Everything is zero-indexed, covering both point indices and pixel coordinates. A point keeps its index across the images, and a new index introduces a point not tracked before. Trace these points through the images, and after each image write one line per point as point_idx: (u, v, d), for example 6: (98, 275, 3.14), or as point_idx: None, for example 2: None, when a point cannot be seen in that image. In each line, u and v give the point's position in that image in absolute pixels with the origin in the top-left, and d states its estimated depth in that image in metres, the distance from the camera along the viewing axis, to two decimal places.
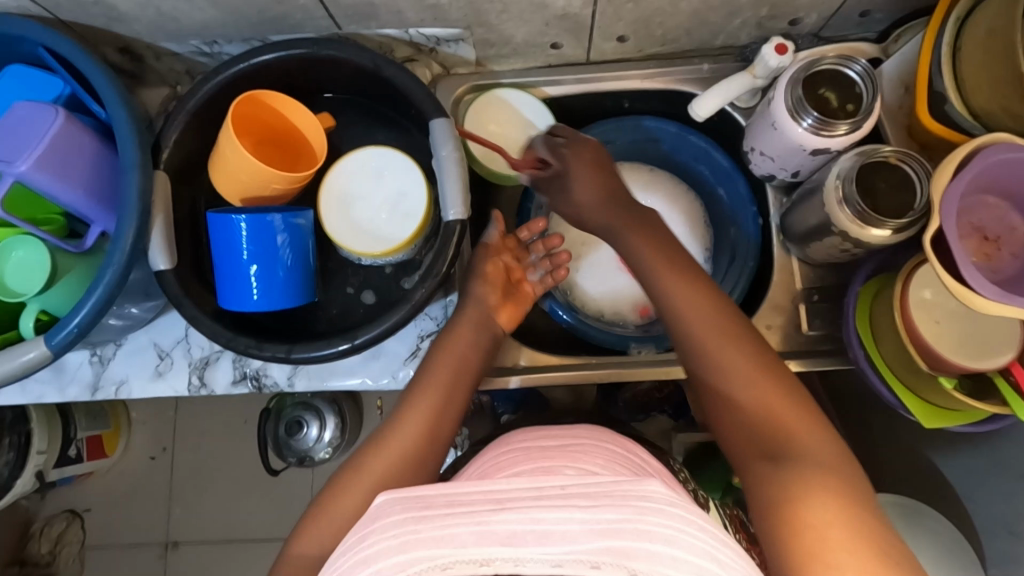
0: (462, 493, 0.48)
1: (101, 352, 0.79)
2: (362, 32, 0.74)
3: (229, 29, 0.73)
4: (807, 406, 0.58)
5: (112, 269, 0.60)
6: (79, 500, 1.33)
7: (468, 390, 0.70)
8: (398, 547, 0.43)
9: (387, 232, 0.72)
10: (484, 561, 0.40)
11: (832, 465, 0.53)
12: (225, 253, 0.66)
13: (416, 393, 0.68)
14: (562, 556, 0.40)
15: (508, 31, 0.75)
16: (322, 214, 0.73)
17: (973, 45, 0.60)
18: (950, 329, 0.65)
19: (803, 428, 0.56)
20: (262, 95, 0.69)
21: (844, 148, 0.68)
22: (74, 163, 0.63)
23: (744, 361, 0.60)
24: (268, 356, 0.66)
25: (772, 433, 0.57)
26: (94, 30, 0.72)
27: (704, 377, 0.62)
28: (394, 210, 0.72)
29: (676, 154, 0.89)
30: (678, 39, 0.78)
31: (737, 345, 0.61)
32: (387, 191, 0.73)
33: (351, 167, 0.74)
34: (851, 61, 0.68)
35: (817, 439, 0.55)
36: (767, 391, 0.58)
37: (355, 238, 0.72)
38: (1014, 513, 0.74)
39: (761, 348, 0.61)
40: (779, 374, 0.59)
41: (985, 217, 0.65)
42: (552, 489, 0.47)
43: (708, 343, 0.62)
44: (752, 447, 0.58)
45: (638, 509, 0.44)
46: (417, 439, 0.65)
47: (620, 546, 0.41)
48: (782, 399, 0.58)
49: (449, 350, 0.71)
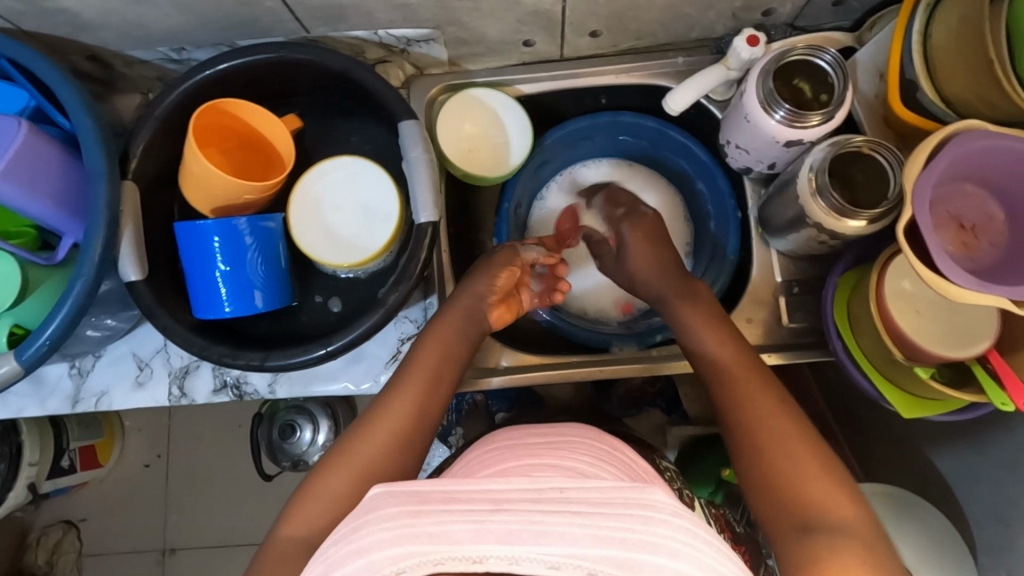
0: (458, 489, 0.47)
1: (81, 364, 0.79)
2: (331, 34, 0.74)
3: (196, 34, 0.72)
4: (845, 477, 0.55)
5: (81, 282, 0.59)
6: (75, 510, 1.33)
7: (451, 383, 0.68)
8: (393, 540, 0.44)
9: (368, 239, 0.72)
10: (477, 558, 0.42)
11: (864, 535, 0.51)
12: (195, 261, 0.66)
13: (397, 391, 0.65)
14: (560, 558, 0.41)
15: (479, 29, 0.74)
16: (292, 228, 0.72)
17: (943, 32, 0.60)
18: (928, 319, 0.65)
19: (833, 491, 0.54)
20: (226, 104, 0.69)
21: (818, 139, 0.67)
22: (40, 174, 0.62)
23: (776, 418, 0.59)
24: (243, 365, 0.66)
25: (800, 493, 0.54)
26: (58, 39, 0.71)
27: (737, 435, 0.60)
28: (368, 220, 0.73)
29: (655, 148, 0.89)
30: (652, 32, 0.78)
31: (774, 402, 0.60)
32: (350, 205, 0.73)
33: (319, 175, 0.73)
34: (821, 50, 0.67)
35: (857, 514, 0.53)
36: (798, 448, 0.57)
37: (330, 251, 0.72)
38: (1002, 501, 0.74)
39: (794, 407, 0.60)
40: (816, 439, 0.57)
41: (962, 205, 0.65)
42: (550, 493, 0.45)
43: (746, 399, 0.61)
44: (779, 506, 0.55)
45: (640, 518, 0.44)
46: (401, 428, 0.63)
47: (621, 556, 0.41)
48: (819, 465, 0.55)
49: (433, 352, 0.68)
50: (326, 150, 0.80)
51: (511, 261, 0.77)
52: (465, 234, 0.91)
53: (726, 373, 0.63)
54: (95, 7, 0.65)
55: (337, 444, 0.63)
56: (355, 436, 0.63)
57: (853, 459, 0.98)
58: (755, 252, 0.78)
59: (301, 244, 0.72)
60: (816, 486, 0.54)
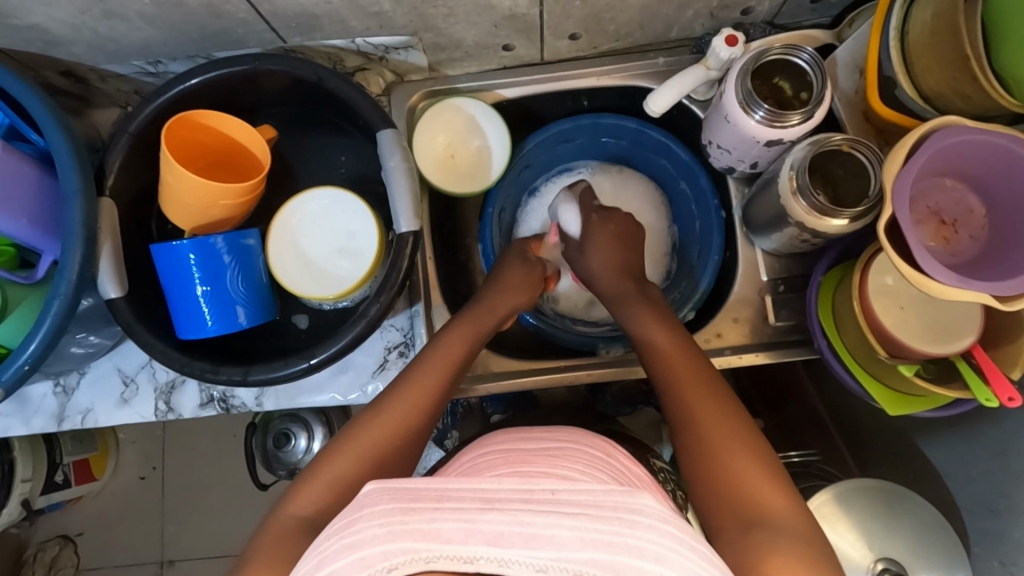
0: (451, 487, 0.47)
1: (66, 381, 0.78)
2: (308, 44, 0.73)
3: (170, 47, 0.71)
4: (786, 479, 0.55)
5: (59, 301, 0.59)
6: (71, 524, 1.32)
7: (457, 384, 0.68)
8: (384, 536, 0.43)
9: (345, 272, 0.72)
10: (467, 559, 0.41)
11: (800, 530, 0.51)
12: (174, 281, 0.66)
13: (407, 385, 0.64)
14: (547, 561, 0.41)
15: (456, 34, 0.73)
16: (274, 265, 0.72)
17: (920, 27, 0.60)
18: (913, 314, 0.66)
19: (771, 491, 0.53)
20: (193, 116, 0.68)
21: (798, 137, 0.67)
22: (16, 194, 0.62)
23: (718, 416, 0.59)
24: (225, 380, 0.65)
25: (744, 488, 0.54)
26: (30, 56, 0.70)
27: (683, 431, 0.59)
28: (352, 257, 0.73)
29: (638, 148, 0.89)
30: (631, 33, 0.77)
31: (718, 399, 0.60)
32: (328, 235, 0.73)
33: (298, 209, 0.73)
34: (798, 49, 0.66)
35: (792, 513, 0.52)
36: (740, 446, 0.56)
37: (314, 285, 0.72)
38: (994, 489, 0.74)
39: (733, 406, 0.60)
40: (760, 440, 0.57)
41: (940, 199, 0.65)
42: (541, 494, 0.46)
43: (689, 408, 0.60)
44: (727, 501, 0.54)
45: (628, 522, 0.44)
46: (415, 413, 0.62)
47: (606, 559, 0.41)
48: (763, 471, 0.54)
49: (440, 363, 0.66)
50: (307, 159, 0.80)
51: (519, 276, 0.78)
52: (450, 240, 0.91)
53: (671, 384, 0.63)
54: (65, 23, 0.65)
55: (346, 429, 0.61)
56: (370, 420, 0.61)
57: (847, 452, 0.98)
58: (741, 252, 0.78)
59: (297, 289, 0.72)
60: (755, 481, 0.54)
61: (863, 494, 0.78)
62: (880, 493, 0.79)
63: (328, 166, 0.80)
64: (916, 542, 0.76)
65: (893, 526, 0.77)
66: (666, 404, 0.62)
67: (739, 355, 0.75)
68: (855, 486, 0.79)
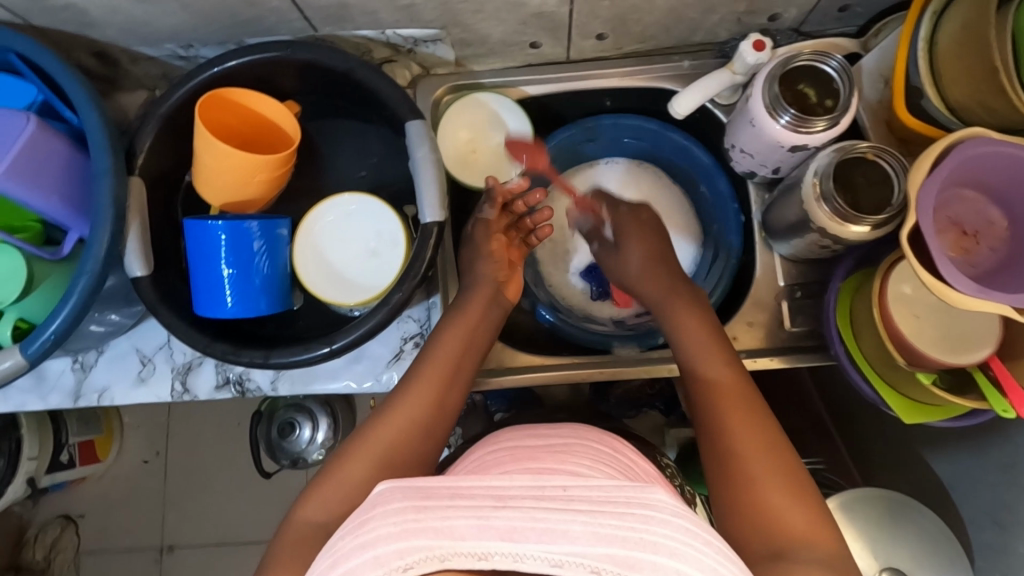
0: (462, 485, 0.47)
1: (83, 359, 0.79)
2: (338, 34, 0.74)
3: (201, 32, 0.72)
4: (818, 497, 0.55)
5: (86, 277, 0.59)
6: (73, 505, 1.33)
7: (471, 374, 0.69)
8: (399, 535, 0.43)
9: (371, 280, 0.73)
10: (481, 555, 0.41)
11: (827, 557, 0.50)
12: (202, 259, 0.66)
13: (417, 379, 0.65)
14: (562, 556, 0.41)
15: (484, 30, 0.74)
16: (313, 289, 0.73)
17: (950, 38, 0.60)
18: (929, 324, 0.66)
19: (804, 518, 0.53)
20: (222, 92, 0.69)
21: (822, 144, 0.68)
22: (47, 170, 0.62)
23: (755, 433, 0.58)
24: (246, 362, 0.66)
25: (775, 512, 0.53)
26: (66, 36, 0.71)
27: (713, 443, 0.60)
28: (395, 246, 0.74)
29: (658, 151, 0.90)
30: (657, 35, 0.78)
31: (756, 417, 0.60)
32: (357, 252, 0.74)
33: (322, 223, 0.74)
34: (827, 57, 0.67)
35: (830, 545, 0.51)
36: (772, 467, 0.56)
37: (341, 292, 0.73)
38: (999, 503, 0.74)
39: (773, 425, 0.59)
40: (797, 464, 0.57)
41: (961, 210, 0.65)
42: (553, 490, 0.46)
43: (732, 429, 0.59)
44: (756, 523, 0.53)
45: (642, 518, 0.44)
46: (423, 414, 0.63)
47: (622, 555, 0.41)
48: (795, 496, 0.54)
49: (441, 362, 0.67)
50: (330, 149, 0.81)
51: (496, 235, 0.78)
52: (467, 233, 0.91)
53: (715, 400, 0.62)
54: (101, 5, 0.65)
55: (358, 430, 0.63)
56: (377, 421, 0.63)
57: (852, 462, 0.98)
58: (758, 256, 0.79)
59: (336, 305, 0.73)
60: (783, 504, 0.54)
61: (863, 500, 0.79)
62: (880, 501, 0.79)
63: (352, 156, 0.81)
64: (920, 553, 0.76)
65: (895, 536, 0.77)
66: (707, 422, 0.61)
67: (753, 359, 0.75)
68: (859, 496, 0.79)
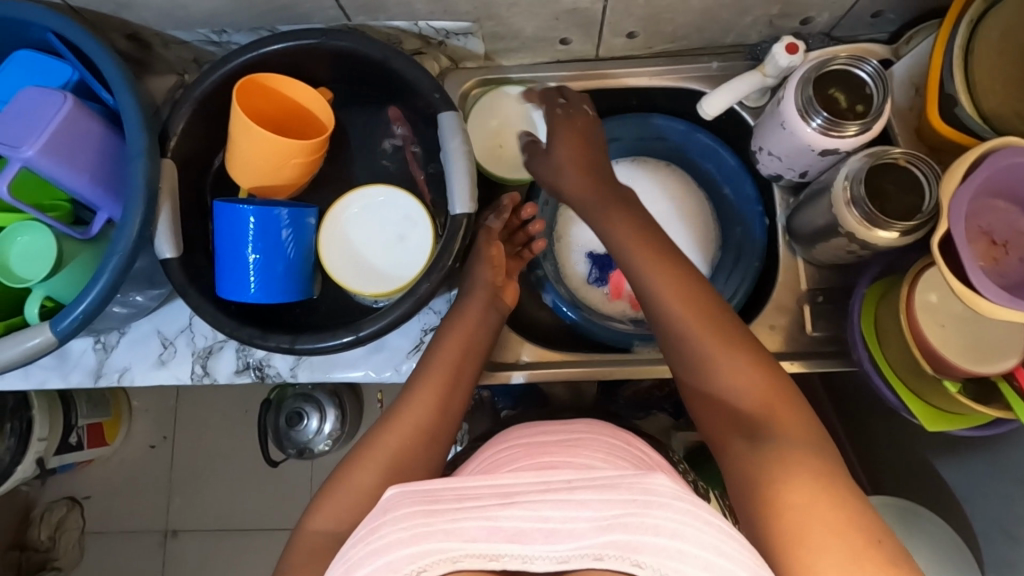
0: (466, 486, 0.47)
1: (105, 339, 0.80)
2: (371, 24, 0.74)
3: (236, 18, 0.72)
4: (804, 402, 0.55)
5: (117, 257, 0.60)
6: (80, 487, 1.33)
7: (478, 368, 0.70)
8: (410, 540, 0.43)
9: (394, 268, 0.74)
10: (492, 556, 0.41)
11: (803, 442, 0.52)
12: (229, 244, 0.67)
13: (423, 380, 0.66)
14: (567, 552, 0.41)
15: (515, 24, 0.74)
16: (335, 275, 0.73)
17: (987, 46, 0.60)
18: (954, 332, 0.65)
19: (782, 413, 0.54)
20: (260, 79, 0.70)
21: (854, 149, 0.68)
22: (80, 149, 0.63)
23: (715, 342, 0.58)
24: (273, 346, 0.66)
25: (752, 415, 0.55)
26: (101, 17, 0.72)
27: (677, 359, 0.61)
28: (418, 230, 0.74)
29: (686, 149, 0.88)
30: (687, 36, 0.78)
31: (712, 325, 0.59)
32: (382, 239, 0.74)
33: (349, 209, 0.75)
34: (862, 61, 0.67)
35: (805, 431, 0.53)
36: (738, 371, 0.57)
37: (362, 280, 0.73)
38: (1011, 515, 0.73)
39: (734, 332, 0.59)
40: (763, 358, 0.58)
41: (991, 220, 0.65)
42: (558, 484, 0.46)
43: (690, 342, 0.59)
44: (732, 428, 0.56)
45: (642, 503, 0.43)
46: (429, 419, 0.64)
47: (624, 539, 0.41)
48: (764, 388, 0.56)
49: (446, 360, 0.68)
50: (357, 139, 0.81)
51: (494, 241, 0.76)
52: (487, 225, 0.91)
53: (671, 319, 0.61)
54: None
55: (368, 435, 0.64)
56: (383, 428, 0.63)
57: (861, 471, 0.98)
58: (781, 259, 0.79)
59: (357, 292, 0.73)
60: (755, 399, 0.55)
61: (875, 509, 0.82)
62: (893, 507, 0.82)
63: (379, 147, 0.81)
64: (926, 555, 0.78)
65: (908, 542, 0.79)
66: (666, 341, 0.62)
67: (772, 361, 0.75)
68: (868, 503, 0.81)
